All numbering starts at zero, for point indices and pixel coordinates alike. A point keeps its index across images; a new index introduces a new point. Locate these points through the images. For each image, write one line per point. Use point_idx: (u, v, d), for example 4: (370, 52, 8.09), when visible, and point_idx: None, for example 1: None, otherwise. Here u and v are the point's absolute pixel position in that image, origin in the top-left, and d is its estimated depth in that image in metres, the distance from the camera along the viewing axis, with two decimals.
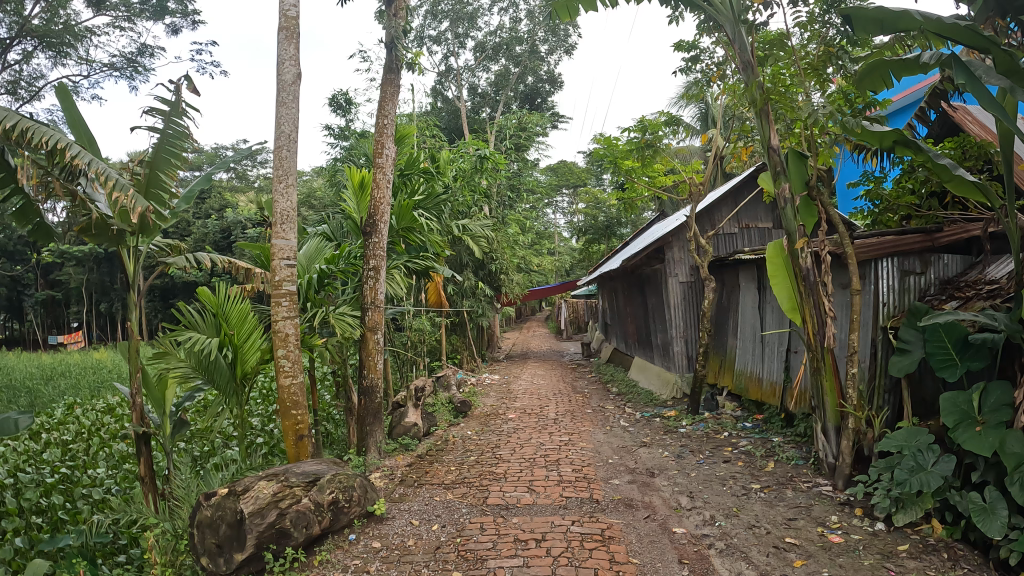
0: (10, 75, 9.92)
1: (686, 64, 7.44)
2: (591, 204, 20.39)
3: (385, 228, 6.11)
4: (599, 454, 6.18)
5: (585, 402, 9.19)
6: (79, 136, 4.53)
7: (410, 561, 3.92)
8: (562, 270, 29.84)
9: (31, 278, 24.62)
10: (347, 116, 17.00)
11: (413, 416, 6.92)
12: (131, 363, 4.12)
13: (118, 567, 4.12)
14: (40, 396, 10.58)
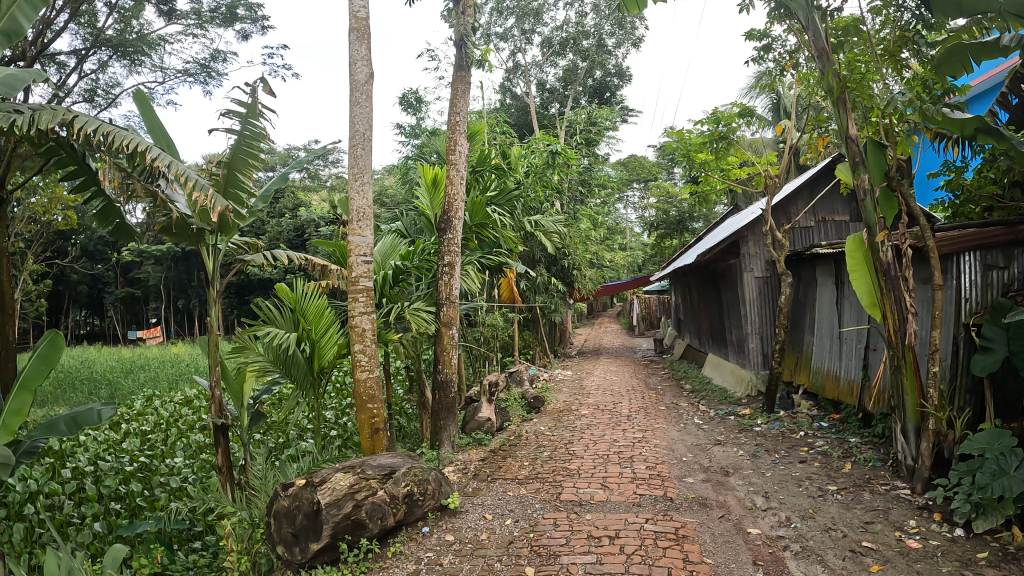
0: (87, 84, 10.45)
1: (757, 53, 7.22)
2: (663, 198, 20.12)
3: (459, 224, 6.18)
4: (672, 451, 6.09)
5: (659, 399, 9.08)
6: (158, 140, 4.75)
7: (483, 555, 3.96)
8: (634, 265, 29.55)
9: (112, 276, 25.92)
10: (418, 115, 17.27)
11: (486, 411, 6.98)
12: (211, 357, 4.27)
13: (195, 552, 4.38)
14: (120, 389, 11.18)
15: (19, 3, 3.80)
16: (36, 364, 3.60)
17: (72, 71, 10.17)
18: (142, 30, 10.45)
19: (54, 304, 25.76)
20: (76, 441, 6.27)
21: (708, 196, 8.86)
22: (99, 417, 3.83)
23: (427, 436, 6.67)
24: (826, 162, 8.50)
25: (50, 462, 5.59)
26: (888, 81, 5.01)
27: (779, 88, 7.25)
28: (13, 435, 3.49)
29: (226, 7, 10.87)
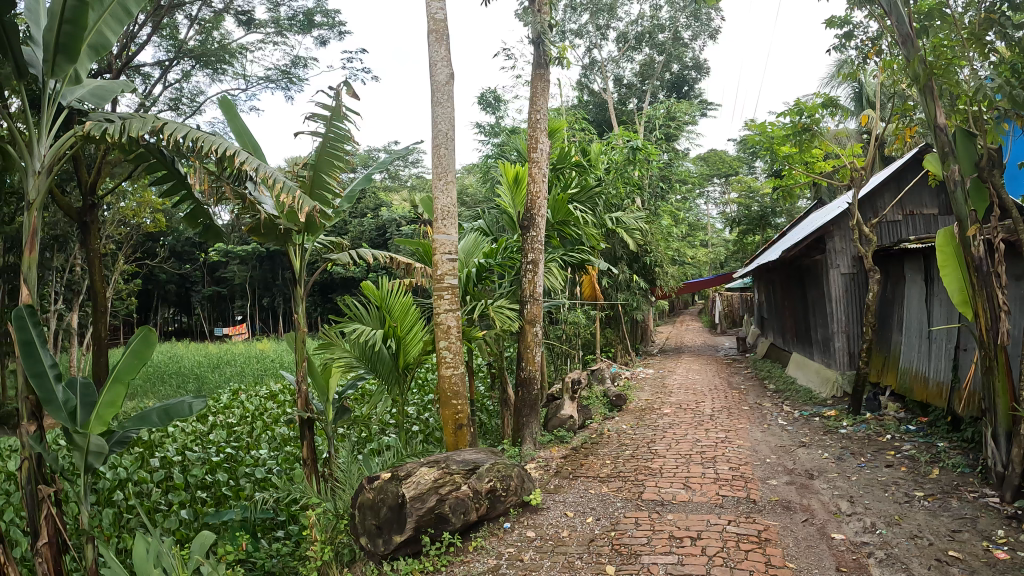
0: (172, 93, 10.96)
1: (838, 41, 6.96)
2: (744, 193, 19.68)
3: (542, 222, 6.22)
4: (756, 452, 5.94)
5: (742, 399, 8.86)
6: (245, 146, 4.95)
7: (564, 552, 3.96)
8: (715, 262, 28.97)
9: (201, 276, 27.15)
10: (497, 114, 17.41)
11: (569, 408, 6.97)
12: (297, 352, 4.40)
13: (277, 541, 4.56)
14: (208, 383, 11.75)
15: (106, 18, 4.02)
16: (130, 358, 3.74)
17: (157, 81, 10.67)
18: (223, 40, 10.90)
19: (147, 302, 27.18)
20: (166, 432, 6.61)
21: (791, 190, 8.58)
22: (190, 410, 3.97)
23: (509, 433, 6.72)
24: (914, 152, 8.10)
25: (140, 452, 5.90)
26: (977, 67, 4.76)
27: (861, 77, 6.95)
28: (106, 425, 3.66)
29: (304, 15, 11.22)
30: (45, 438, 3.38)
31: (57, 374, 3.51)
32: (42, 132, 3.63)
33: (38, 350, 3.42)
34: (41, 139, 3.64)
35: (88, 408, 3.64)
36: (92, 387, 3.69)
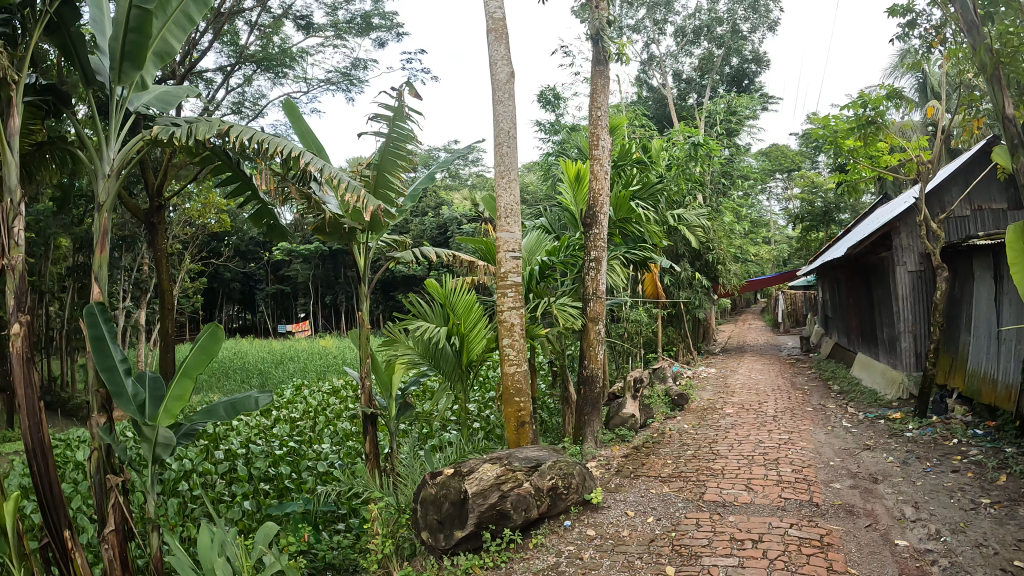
0: (235, 97, 11.27)
1: (902, 30, 6.73)
2: (807, 188, 19.23)
3: (605, 219, 6.19)
4: (820, 455, 5.80)
5: (804, 400, 8.66)
6: (309, 147, 5.08)
7: (624, 552, 3.94)
8: (779, 259, 28.33)
9: (264, 274, 27.85)
10: (556, 112, 17.42)
11: (631, 407, 6.91)
12: (361, 349, 4.51)
13: (338, 533, 4.76)
14: (271, 378, 12.15)
15: (171, 26, 4.15)
16: (197, 354, 3.84)
17: (220, 86, 10.99)
18: (284, 44, 11.16)
19: (213, 300, 28.08)
20: (231, 426, 6.78)
21: (856, 185, 8.33)
22: (255, 404, 4.07)
23: (569, 431, 6.70)
24: (982, 143, 7.79)
25: (205, 444, 6.07)
26: None
27: (926, 67, 6.71)
28: (174, 418, 3.75)
29: (362, 18, 11.39)
30: (114, 429, 3.56)
31: (127, 368, 3.66)
32: (110, 136, 3.77)
33: (109, 345, 3.58)
34: (110, 143, 3.78)
35: (156, 402, 3.73)
36: (159, 380, 3.80)
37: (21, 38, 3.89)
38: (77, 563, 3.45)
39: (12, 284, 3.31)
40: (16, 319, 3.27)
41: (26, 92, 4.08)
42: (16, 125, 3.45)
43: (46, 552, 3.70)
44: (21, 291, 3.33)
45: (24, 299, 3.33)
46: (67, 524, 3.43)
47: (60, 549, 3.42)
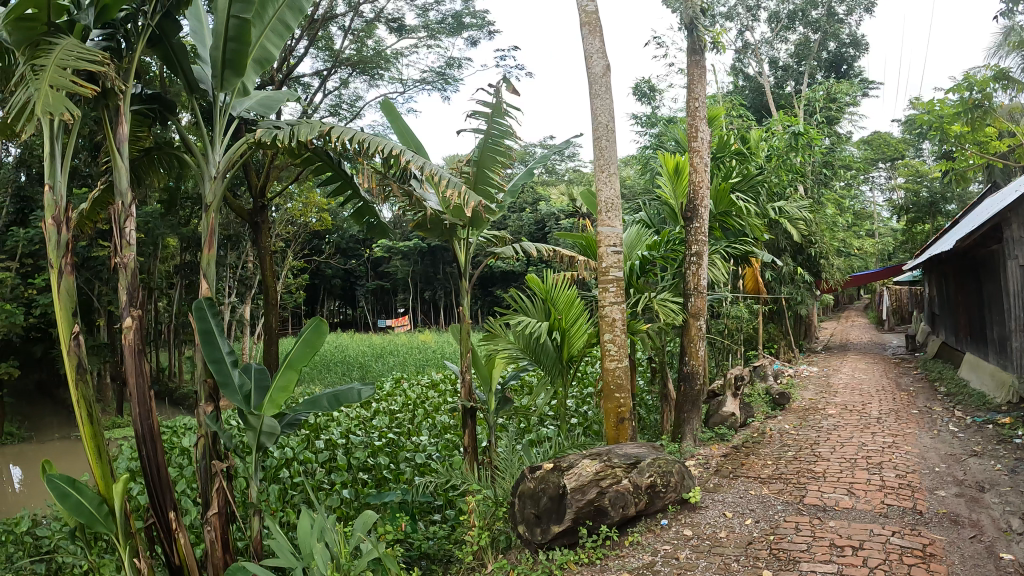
0: (333, 100, 11.60)
1: (1007, 7, 6.34)
2: (912, 177, 18.34)
3: (706, 212, 6.07)
4: (924, 460, 5.54)
5: (910, 402, 8.29)
6: (406, 143, 5.34)
7: (721, 553, 3.88)
8: (884, 252, 27.04)
9: (364, 271, 28.56)
10: (653, 104, 17.45)
11: (731, 405, 6.65)
12: (462, 343, 4.86)
13: (435, 523, 4.95)
14: (371, 370, 13.01)
15: (268, 33, 4.30)
16: (302, 347, 3.97)
17: (317, 90, 11.33)
18: (378, 47, 11.38)
19: (314, 295, 29.18)
20: (332, 416, 6.97)
21: (963, 173, 7.95)
22: (358, 396, 4.14)
23: (667, 430, 6.60)
24: None
25: (307, 434, 6.27)
26: None
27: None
28: (279, 408, 3.88)
29: (453, 17, 11.54)
30: (220, 418, 3.80)
31: (234, 360, 3.84)
32: (216, 141, 3.99)
33: (217, 338, 3.78)
34: (216, 148, 4.00)
35: (262, 392, 3.87)
36: (265, 371, 3.95)
37: (127, 50, 4.12)
38: (181, 543, 3.65)
39: (124, 280, 3.50)
40: (129, 313, 3.48)
41: (134, 101, 4.32)
42: (124, 132, 3.66)
43: (152, 532, 3.92)
44: (133, 286, 3.52)
45: (136, 294, 3.52)
46: (171, 506, 3.63)
47: (164, 530, 3.63)
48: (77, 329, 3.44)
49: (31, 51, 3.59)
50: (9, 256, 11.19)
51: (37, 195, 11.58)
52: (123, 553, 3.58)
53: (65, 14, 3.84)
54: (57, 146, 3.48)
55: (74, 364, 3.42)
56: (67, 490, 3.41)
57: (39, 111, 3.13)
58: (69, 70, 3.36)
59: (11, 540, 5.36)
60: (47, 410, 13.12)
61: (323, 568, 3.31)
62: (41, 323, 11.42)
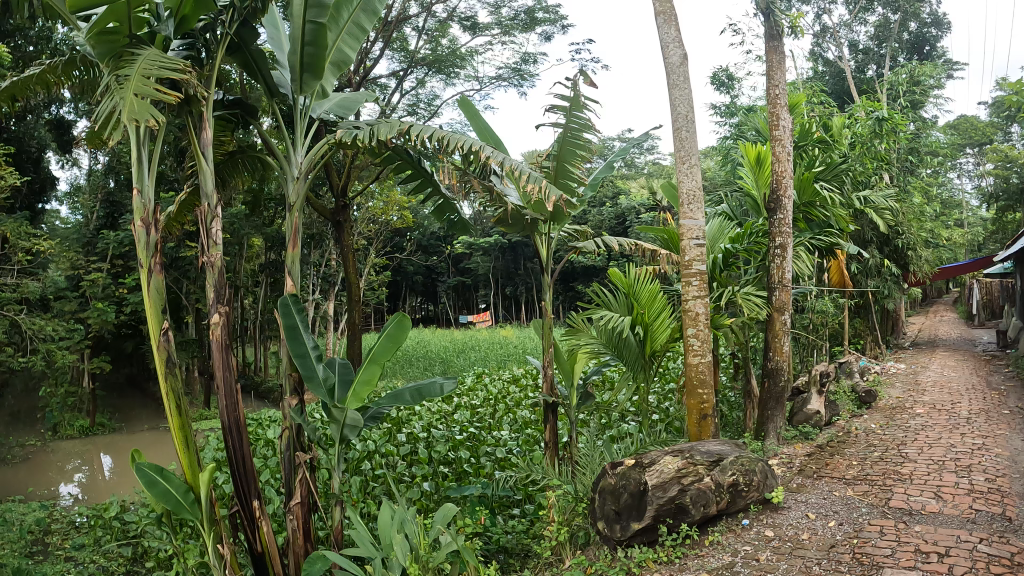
0: (411, 100, 11.79)
1: None
2: (1004, 162, 17.39)
3: (790, 203, 5.93)
4: (1018, 463, 5.25)
5: (1005, 401, 7.86)
6: (486, 139, 5.50)
7: (802, 556, 3.79)
8: (973, 244, 25.72)
9: (445, 267, 28.82)
10: (732, 93, 17.13)
11: (816, 403, 6.44)
12: (545, 338, 4.97)
13: (515, 518, 5.05)
14: (454, 365, 13.53)
15: (344, 36, 4.40)
16: (386, 341, 4.02)
17: (394, 90, 11.54)
18: (452, 46, 11.48)
19: (395, 291, 29.83)
20: (413, 410, 7.10)
21: None
22: (440, 391, 4.19)
23: (750, 427, 6.46)
24: None
25: (390, 427, 6.43)
26: None
27: None
28: (362, 401, 3.99)
29: (526, 13, 11.55)
30: (303, 410, 3.94)
31: (318, 354, 3.96)
32: (297, 143, 4.13)
33: (301, 333, 3.91)
34: (297, 149, 4.15)
35: (346, 386, 3.98)
36: (348, 365, 4.05)
37: (206, 58, 4.28)
38: (263, 531, 3.79)
39: (212, 278, 3.67)
40: (216, 309, 3.64)
41: (217, 107, 4.50)
42: (207, 136, 3.82)
43: (236, 520, 4.12)
44: (219, 284, 3.68)
45: (223, 291, 3.68)
46: (254, 495, 3.76)
47: (247, 517, 3.77)
48: (167, 325, 3.61)
49: (114, 62, 3.77)
50: (102, 257, 11.91)
51: (125, 199, 12.27)
52: (208, 539, 3.73)
53: (147, 26, 4.02)
54: (144, 152, 3.65)
55: (163, 358, 3.59)
56: (154, 478, 3.58)
57: (125, 118, 3.29)
58: (152, 78, 3.52)
59: (103, 524, 5.74)
60: (139, 402, 13.85)
61: (403, 558, 3.42)
62: (132, 320, 12.06)
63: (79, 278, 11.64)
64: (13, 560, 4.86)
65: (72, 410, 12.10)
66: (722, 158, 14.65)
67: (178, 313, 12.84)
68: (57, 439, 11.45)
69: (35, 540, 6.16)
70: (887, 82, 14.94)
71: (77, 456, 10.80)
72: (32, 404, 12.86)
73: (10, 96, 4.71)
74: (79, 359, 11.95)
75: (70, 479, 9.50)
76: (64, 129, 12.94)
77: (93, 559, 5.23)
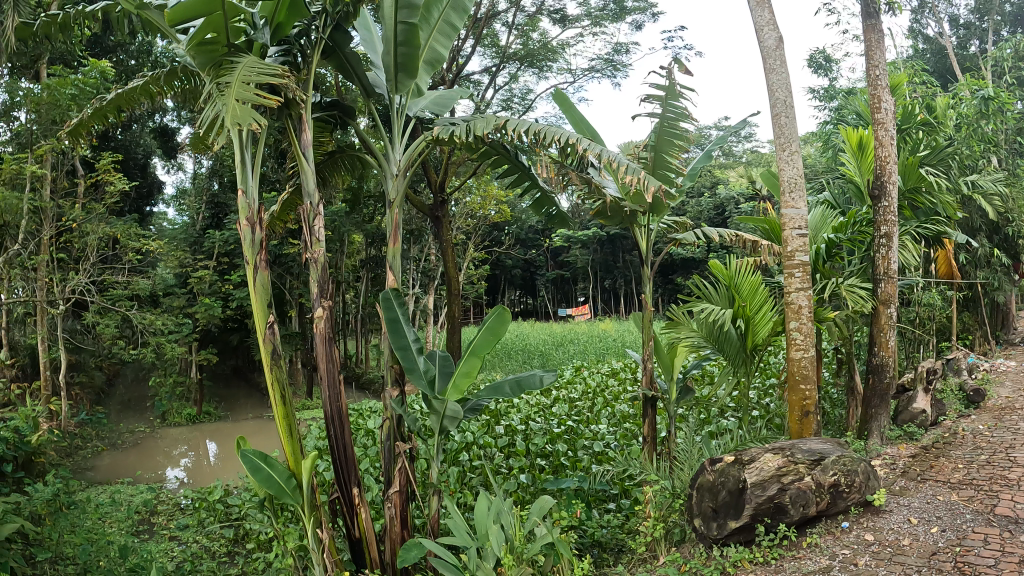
0: (505, 95, 11.87)
1: None
2: None
3: (896, 189, 5.62)
4: None
5: None
6: (581, 131, 5.49)
7: (901, 562, 3.60)
8: None
9: (543, 260, 28.90)
10: (830, 76, 16.40)
11: (922, 401, 6.08)
12: (644, 331, 4.91)
13: (610, 511, 5.01)
14: (551, 358, 13.61)
15: (436, 35, 4.48)
16: (486, 334, 4.03)
17: (488, 87, 11.65)
18: (543, 39, 11.46)
19: (494, 285, 30.22)
20: (512, 403, 7.18)
21: None
22: (540, 382, 4.18)
23: (853, 425, 6.17)
24: None
25: (488, 419, 6.53)
26: None
27: None
28: (461, 394, 4.00)
29: (616, 3, 11.42)
30: (404, 402, 4.09)
31: (419, 347, 4.05)
32: (396, 141, 4.25)
33: (403, 326, 4.02)
34: (396, 147, 4.27)
35: (446, 377, 4.04)
36: (449, 358, 4.14)
37: (302, 63, 4.41)
38: (361, 518, 3.94)
39: (315, 274, 3.81)
40: (320, 304, 3.78)
41: (316, 110, 4.67)
42: (307, 138, 3.97)
43: (335, 506, 4.26)
44: (323, 279, 3.82)
45: (326, 286, 3.82)
46: (354, 483, 3.91)
47: (348, 504, 3.93)
48: (272, 319, 3.77)
49: (215, 70, 3.97)
50: (208, 255, 12.58)
51: (227, 200, 12.92)
52: (308, 524, 3.89)
53: (244, 35, 4.20)
54: (248, 155, 3.83)
55: (270, 350, 3.75)
56: (259, 464, 3.75)
57: (228, 123, 3.45)
58: (252, 84, 3.68)
59: (207, 506, 6.17)
60: (243, 392, 14.60)
61: (498, 549, 3.47)
62: (238, 314, 12.75)
63: (187, 275, 12.33)
64: (125, 538, 5.22)
65: (180, 399, 12.83)
66: (822, 145, 14.04)
67: (282, 308, 13.47)
68: (166, 426, 12.18)
69: (143, 520, 6.55)
70: (996, 58, 13.97)
71: (184, 443, 11.49)
72: (142, 393, 13.71)
73: (117, 107, 5.03)
74: (187, 351, 12.67)
75: (176, 464, 10.11)
76: (168, 136, 13.97)
77: (196, 539, 5.56)
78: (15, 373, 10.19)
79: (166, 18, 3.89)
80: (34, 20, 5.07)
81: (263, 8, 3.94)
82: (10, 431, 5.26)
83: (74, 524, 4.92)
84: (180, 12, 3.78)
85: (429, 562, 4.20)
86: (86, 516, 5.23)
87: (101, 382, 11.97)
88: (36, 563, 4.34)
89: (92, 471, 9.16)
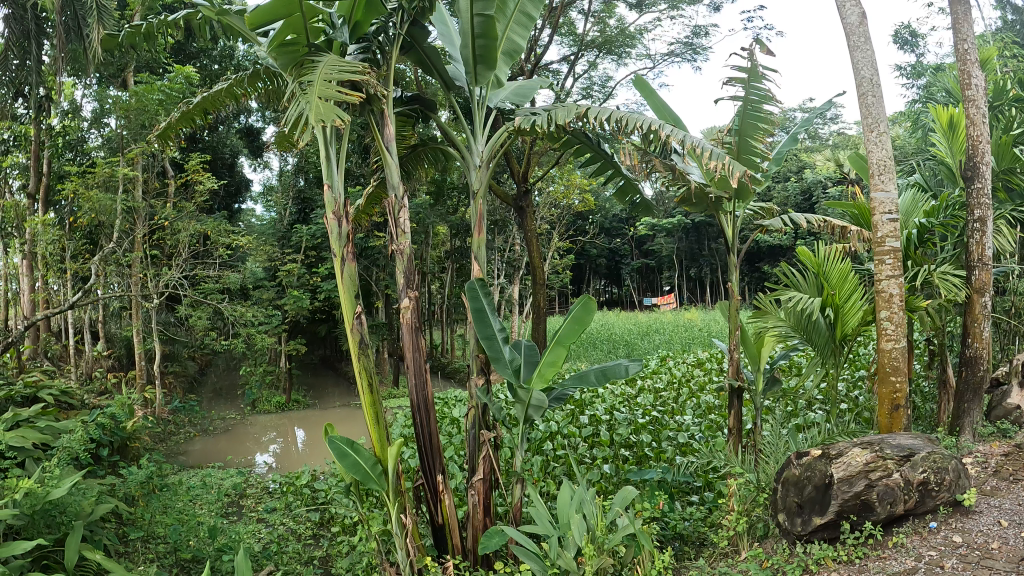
0: (585, 83, 11.78)
1: None
2: None
3: (990, 170, 5.26)
4: None
5: None
6: (663, 118, 5.40)
7: (989, 567, 3.40)
8: None
9: (627, 249, 28.62)
10: (919, 52, 15.53)
11: (1018, 396, 5.69)
12: (731, 321, 4.80)
13: (691, 504, 4.95)
14: (635, 348, 13.48)
15: (513, 26, 4.49)
16: (569, 324, 4.02)
17: (566, 75, 11.59)
18: (621, 25, 11.31)
19: (578, 274, 30.18)
20: (596, 393, 7.19)
21: None
22: (624, 372, 4.13)
23: (944, 421, 5.84)
24: None
25: (572, 408, 6.56)
26: None
27: None
28: (546, 383, 3.99)
29: None
30: (489, 390, 4.17)
31: (505, 336, 4.10)
32: (477, 133, 4.29)
33: (488, 316, 4.08)
34: (477, 139, 4.30)
35: (530, 366, 4.07)
36: (533, 348, 4.15)
37: (382, 59, 4.49)
38: (445, 505, 4.03)
39: (400, 265, 3.90)
40: (405, 294, 3.87)
41: (397, 105, 4.78)
42: (389, 132, 4.06)
43: (420, 492, 4.36)
44: (407, 270, 3.90)
45: (411, 277, 3.90)
46: (438, 470, 4.00)
47: (432, 490, 4.03)
48: (359, 310, 3.88)
49: (297, 69, 4.09)
50: (294, 249, 13.08)
51: (312, 195, 13.40)
52: (392, 509, 4.00)
53: (323, 35, 4.32)
54: (331, 150, 3.93)
55: (357, 340, 3.87)
56: (346, 450, 3.87)
57: (313, 119, 3.55)
58: (334, 82, 3.78)
59: (294, 490, 6.42)
60: (329, 381, 15.12)
61: (575, 539, 3.48)
62: (324, 306, 13.20)
63: (276, 268, 12.90)
64: (213, 519, 5.52)
65: (269, 387, 13.41)
66: (913, 123, 13.33)
67: (368, 299, 13.89)
68: (256, 413, 12.74)
69: (235, 501, 6.92)
70: None
71: (272, 429, 12.00)
72: (233, 382, 14.43)
73: (203, 109, 5.28)
74: (276, 342, 13.23)
75: (263, 450, 10.57)
76: (254, 136, 14.61)
77: (283, 522, 5.82)
78: (113, 363, 10.90)
79: (248, 22, 4.04)
80: (121, 31, 5.36)
81: (341, 6, 4.03)
82: (108, 417, 5.64)
83: (166, 506, 5.19)
84: (262, 16, 3.92)
85: (510, 550, 4.25)
86: (178, 497, 5.54)
87: (193, 371, 12.65)
88: (130, 540, 4.63)
89: (183, 455, 9.66)
